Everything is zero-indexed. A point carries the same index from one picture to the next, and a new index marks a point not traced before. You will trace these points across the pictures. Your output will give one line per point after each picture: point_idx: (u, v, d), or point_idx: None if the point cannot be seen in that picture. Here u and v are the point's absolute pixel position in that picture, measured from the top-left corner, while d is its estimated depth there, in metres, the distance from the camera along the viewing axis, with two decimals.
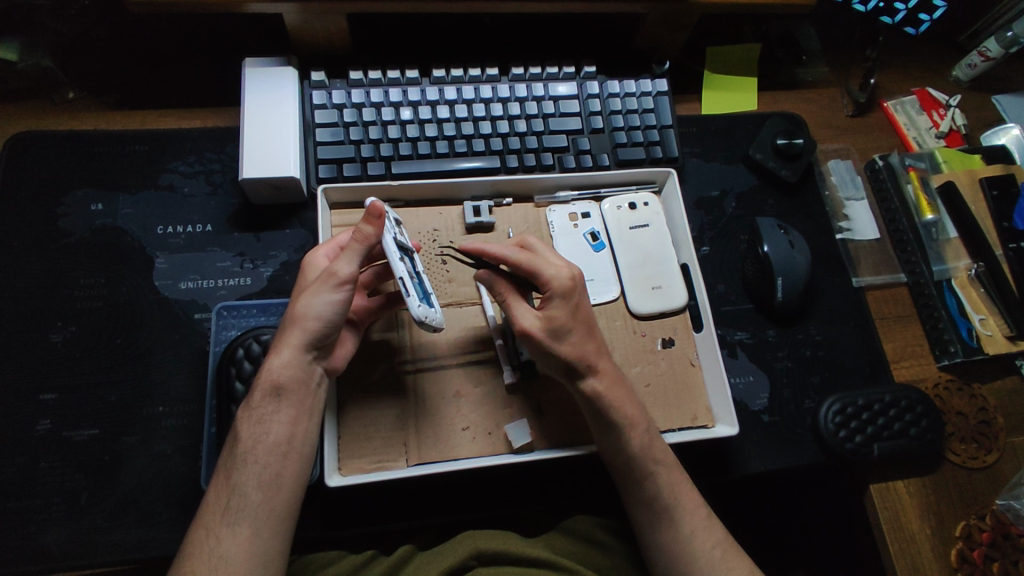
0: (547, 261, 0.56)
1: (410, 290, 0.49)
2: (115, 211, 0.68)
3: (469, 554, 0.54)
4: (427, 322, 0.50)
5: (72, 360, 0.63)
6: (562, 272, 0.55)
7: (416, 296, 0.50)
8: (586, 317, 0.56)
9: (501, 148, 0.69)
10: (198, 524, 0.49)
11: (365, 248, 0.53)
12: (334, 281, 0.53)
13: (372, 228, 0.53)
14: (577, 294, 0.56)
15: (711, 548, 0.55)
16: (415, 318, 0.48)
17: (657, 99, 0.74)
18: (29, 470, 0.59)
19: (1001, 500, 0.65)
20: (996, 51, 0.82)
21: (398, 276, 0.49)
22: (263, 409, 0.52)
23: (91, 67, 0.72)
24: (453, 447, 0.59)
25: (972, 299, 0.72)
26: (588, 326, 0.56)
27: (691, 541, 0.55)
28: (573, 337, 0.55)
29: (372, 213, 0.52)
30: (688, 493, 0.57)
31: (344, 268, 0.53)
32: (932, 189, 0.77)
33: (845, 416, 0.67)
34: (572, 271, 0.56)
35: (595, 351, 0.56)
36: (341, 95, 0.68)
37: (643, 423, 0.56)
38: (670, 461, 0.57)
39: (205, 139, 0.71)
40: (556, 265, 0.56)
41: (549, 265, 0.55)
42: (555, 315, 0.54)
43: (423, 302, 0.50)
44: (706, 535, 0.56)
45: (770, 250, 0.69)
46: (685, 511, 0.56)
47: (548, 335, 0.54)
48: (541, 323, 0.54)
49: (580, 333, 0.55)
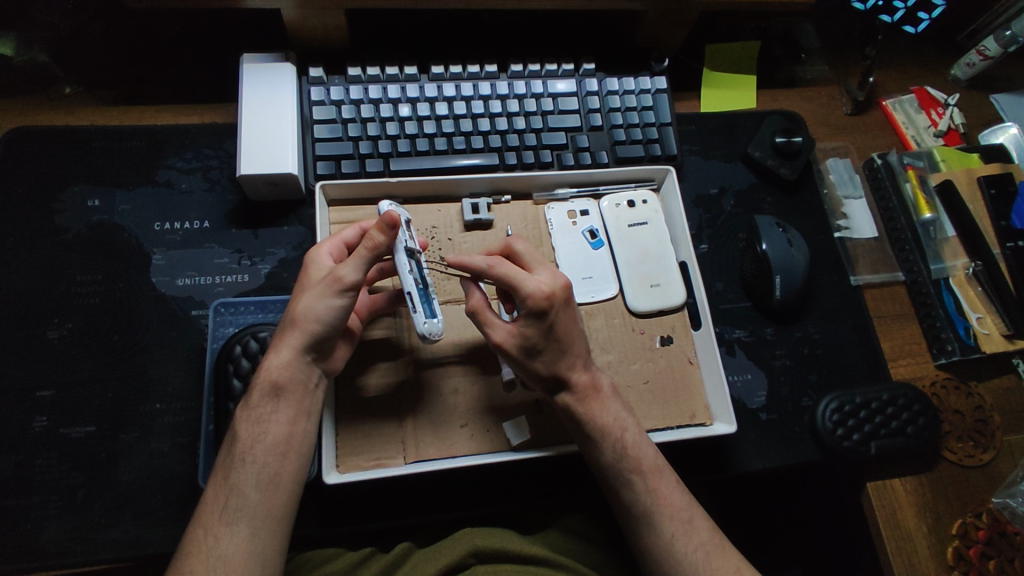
0: (518, 279, 0.54)
1: (416, 305, 0.51)
2: (112, 207, 0.68)
3: (467, 551, 0.54)
4: (434, 334, 0.53)
5: (68, 357, 0.62)
6: (532, 294, 0.53)
7: (422, 310, 0.52)
8: (563, 335, 0.55)
9: (500, 146, 0.69)
10: (195, 522, 0.49)
11: (373, 256, 0.53)
12: (337, 286, 0.53)
13: (382, 236, 0.52)
14: (552, 315, 0.54)
15: (693, 551, 0.53)
16: (419, 334, 0.51)
17: (656, 96, 0.74)
18: (26, 467, 0.59)
19: (998, 498, 0.66)
20: (994, 50, 0.81)
21: (407, 290, 0.52)
22: (261, 408, 0.52)
23: (88, 62, 0.72)
24: (451, 444, 0.59)
25: (970, 298, 0.72)
26: (568, 343, 0.55)
27: (671, 545, 0.53)
28: (545, 356, 0.55)
29: (386, 222, 0.51)
30: (676, 494, 0.55)
31: (349, 274, 0.53)
32: (930, 187, 0.77)
33: (843, 415, 0.67)
34: (546, 291, 0.53)
35: (586, 356, 0.57)
36: (340, 91, 0.68)
37: (631, 424, 0.56)
38: (649, 466, 0.55)
39: (202, 135, 0.71)
40: (527, 285, 0.53)
41: (519, 284, 0.53)
42: (525, 336, 0.54)
43: (429, 318, 0.52)
44: (688, 538, 0.54)
45: (768, 249, 0.69)
46: (672, 510, 0.54)
47: (518, 353, 0.55)
48: (512, 339, 0.55)
49: (554, 352, 0.55)
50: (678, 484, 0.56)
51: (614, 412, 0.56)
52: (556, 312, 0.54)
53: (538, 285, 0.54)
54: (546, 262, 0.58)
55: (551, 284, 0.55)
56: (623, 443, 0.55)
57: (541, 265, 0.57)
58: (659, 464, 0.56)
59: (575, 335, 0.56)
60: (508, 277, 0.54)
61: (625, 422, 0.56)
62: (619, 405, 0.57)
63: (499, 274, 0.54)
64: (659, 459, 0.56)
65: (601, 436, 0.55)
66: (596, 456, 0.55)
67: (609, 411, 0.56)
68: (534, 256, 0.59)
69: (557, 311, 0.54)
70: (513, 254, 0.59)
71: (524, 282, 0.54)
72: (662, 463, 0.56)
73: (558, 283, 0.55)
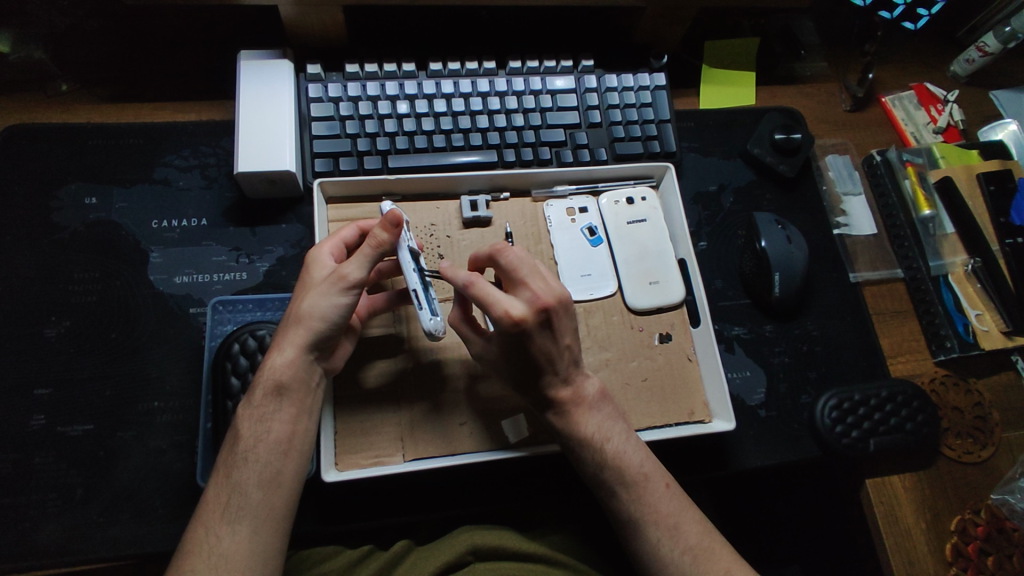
0: (489, 302, 0.51)
1: (421, 302, 0.52)
2: (109, 205, 0.68)
3: (464, 550, 0.54)
4: (440, 332, 0.53)
5: (66, 355, 0.62)
6: (501, 320, 0.50)
7: (428, 308, 0.53)
8: (535, 355, 0.53)
9: (498, 142, 0.69)
10: (196, 520, 0.49)
11: (378, 253, 0.53)
12: (342, 284, 0.53)
13: (386, 234, 0.53)
14: (523, 338, 0.52)
15: (680, 555, 0.52)
16: (426, 330, 0.52)
17: (656, 93, 0.74)
18: (24, 465, 0.58)
19: (997, 495, 0.65)
20: (994, 46, 0.81)
21: (412, 287, 0.53)
22: (264, 407, 0.52)
23: (83, 59, 0.72)
24: (449, 442, 0.59)
25: (969, 295, 0.72)
26: (543, 361, 0.53)
27: (657, 549, 0.53)
28: (521, 373, 0.54)
29: (391, 220, 0.53)
30: (663, 500, 0.54)
31: (353, 272, 0.53)
32: (929, 183, 0.76)
33: (842, 411, 0.67)
34: (514, 318, 0.50)
35: (571, 367, 0.55)
36: (337, 88, 0.68)
37: (617, 434, 0.55)
38: (634, 474, 0.54)
39: (200, 132, 0.71)
40: (495, 310, 0.51)
41: (489, 307, 0.51)
42: (502, 348, 0.54)
43: (436, 315, 0.53)
44: (674, 542, 0.53)
45: (767, 246, 0.69)
46: (656, 517, 0.53)
47: (499, 361, 0.55)
48: (490, 349, 0.55)
49: (529, 370, 0.54)
50: (667, 489, 0.55)
51: (598, 420, 0.55)
52: (529, 337, 0.52)
53: (508, 309, 0.51)
54: (530, 279, 0.54)
55: (523, 308, 0.51)
56: (605, 452, 0.54)
57: (524, 282, 0.54)
58: (646, 469, 0.55)
59: (552, 353, 0.54)
60: (481, 300, 0.52)
61: (609, 431, 0.55)
62: (604, 413, 0.56)
63: (474, 295, 0.52)
64: (645, 466, 0.55)
65: (588, 438, 0.55)
66: (587, 458, 0.55)
67: (594, 418, 0.55)
68: (519, 270, 0.55)
69: (527, 335, 0.52)
70: (500, 263, 0.56)
71: (494, 305, 0.51)
72: (648, 469, 0.55)
73: (536, 307, 0.52)
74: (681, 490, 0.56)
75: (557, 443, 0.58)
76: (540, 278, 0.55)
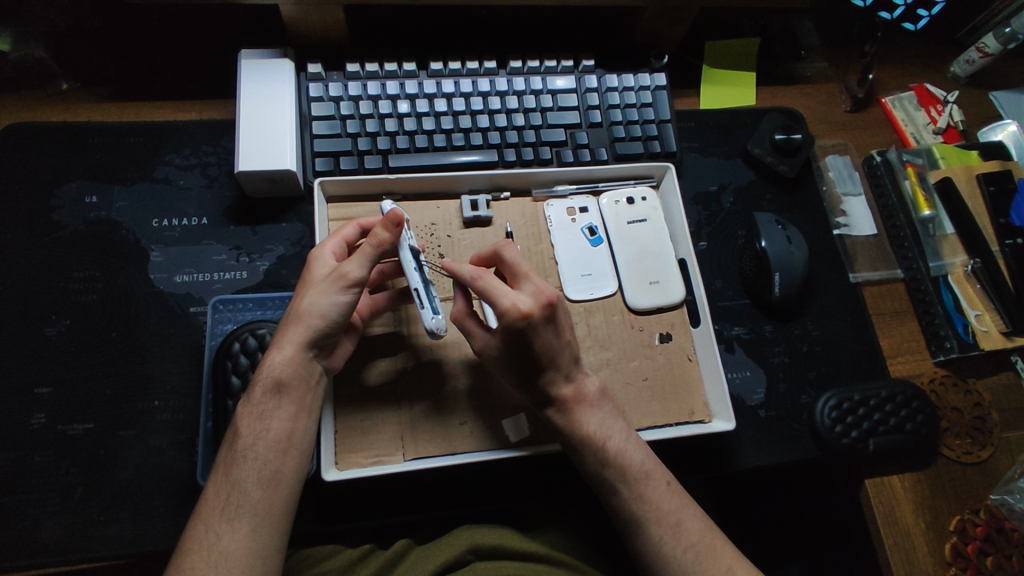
0: (496, 295, 0.52)
1: (422, 302, 0.52)
2: (109, 204, 0.68)
3: (465, 549, 0.54)
4: (442, 331, 0.53)
5: (66, 354, 0.62)
6: (506, 312, 0.50)
7: (430, 307, 0.53)
8: (534, 354, 0.53)
9: (499, 142, 0.69)
10: (197, 518, 0.49)
11: (378, 253, 0.53)
12: (343, 282, 0.53)
13: (387, 234, 0.53)
14: (527, 333, 0.51)
15: (680, 554, 0.53)
16: (428, 329, 0.52)
17: (656, 93, 0.74)
18: (23, 464, 0.58)
19: (996, 495, 0.66)
20: (994, 47, 0.81)
21: (412, 286, 0.53)
22: (263, 405, 0.52)
23: (83, 58, 0.71)
24: (449, 441, 0.59)
25: (969, 295, 0.72)
26: (541, 361, 0.53)
27: (657, 548, 0.53)
28: (523, 371, 0.54)
29: (391, 219, 0.53)
30: (663, 499, 0.54)
31: (354, 271, 0.53)
32: (928, 184, 0.77)
33: (842, 411, 0.67)
34: (521, 310, 0.51)
35: (569, 366, 0.55)
36: (338, 87, 0.68)
37: (615, 433, 0.55)
38: (633, 473, 0.54)
39: (201, 132, 0.71)
40: (502, 303, 0.51)
41: (495, 300, 0.51)
42: (501, 347, 0.53)
43: (437, 314, 0.53)
44: (675, 541, 0.53)
45: (767, 246, 0.69)
46: (656, 515, 0.54)
47: (499, 360, 0.55)
48: (489, 349, 0.55)
49: (530, 368, 0.54)
50: (667, 487, 0.55)
51: (597, 419, 0.55)
52: (527, 336, 0.51)
53: (515, 301, 0.51)
54: (532, 275, 0.55)
55: (529, 302, 0.52)
56: (605, 451, 0.54)
57: (527, 278, 0.54)
58: (647, 467, 0.55)
59: (550, 352, 0.53)
60: (487, 293, 0.52)
61: (608, 430, 0.55)
62: (603, 412, 0.56)
63: (479, 288, 0.52)
64: (646, 464, 0.55)
65: (587, 438, 0.55)
66: (587, 458, 0.55)
67: (593, 418, 0.55)
68: (522, 267, 0.55)
69: (526, 335, 0.51)
70: (502, 261, 0.56)
71: (501, 297, 0.51)
72: (647, 468, 0.55)
73: (542, 301, 0.52)
74: (681, 488, 0.56)
75: (556, 442, 0.58)
76: (541, 275, 0.56)
